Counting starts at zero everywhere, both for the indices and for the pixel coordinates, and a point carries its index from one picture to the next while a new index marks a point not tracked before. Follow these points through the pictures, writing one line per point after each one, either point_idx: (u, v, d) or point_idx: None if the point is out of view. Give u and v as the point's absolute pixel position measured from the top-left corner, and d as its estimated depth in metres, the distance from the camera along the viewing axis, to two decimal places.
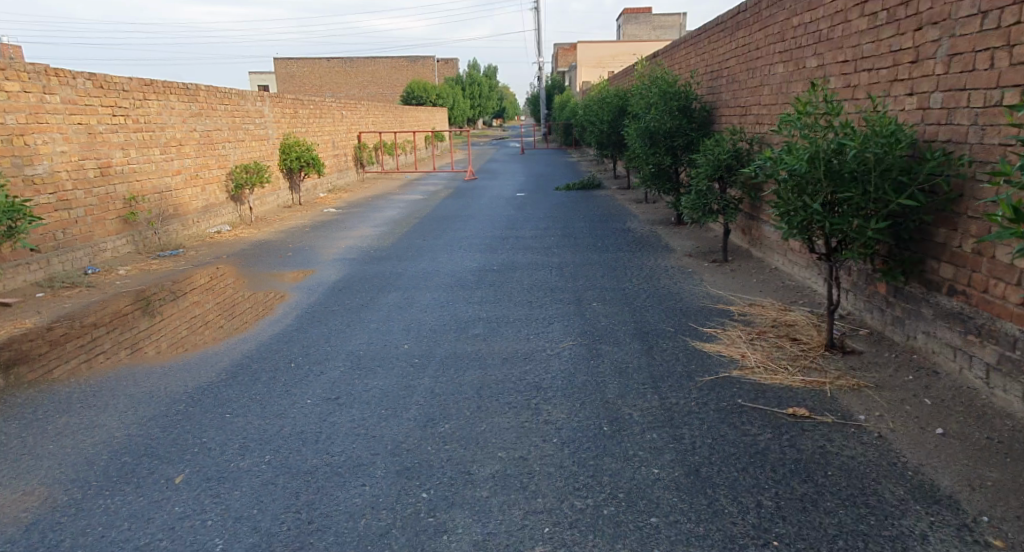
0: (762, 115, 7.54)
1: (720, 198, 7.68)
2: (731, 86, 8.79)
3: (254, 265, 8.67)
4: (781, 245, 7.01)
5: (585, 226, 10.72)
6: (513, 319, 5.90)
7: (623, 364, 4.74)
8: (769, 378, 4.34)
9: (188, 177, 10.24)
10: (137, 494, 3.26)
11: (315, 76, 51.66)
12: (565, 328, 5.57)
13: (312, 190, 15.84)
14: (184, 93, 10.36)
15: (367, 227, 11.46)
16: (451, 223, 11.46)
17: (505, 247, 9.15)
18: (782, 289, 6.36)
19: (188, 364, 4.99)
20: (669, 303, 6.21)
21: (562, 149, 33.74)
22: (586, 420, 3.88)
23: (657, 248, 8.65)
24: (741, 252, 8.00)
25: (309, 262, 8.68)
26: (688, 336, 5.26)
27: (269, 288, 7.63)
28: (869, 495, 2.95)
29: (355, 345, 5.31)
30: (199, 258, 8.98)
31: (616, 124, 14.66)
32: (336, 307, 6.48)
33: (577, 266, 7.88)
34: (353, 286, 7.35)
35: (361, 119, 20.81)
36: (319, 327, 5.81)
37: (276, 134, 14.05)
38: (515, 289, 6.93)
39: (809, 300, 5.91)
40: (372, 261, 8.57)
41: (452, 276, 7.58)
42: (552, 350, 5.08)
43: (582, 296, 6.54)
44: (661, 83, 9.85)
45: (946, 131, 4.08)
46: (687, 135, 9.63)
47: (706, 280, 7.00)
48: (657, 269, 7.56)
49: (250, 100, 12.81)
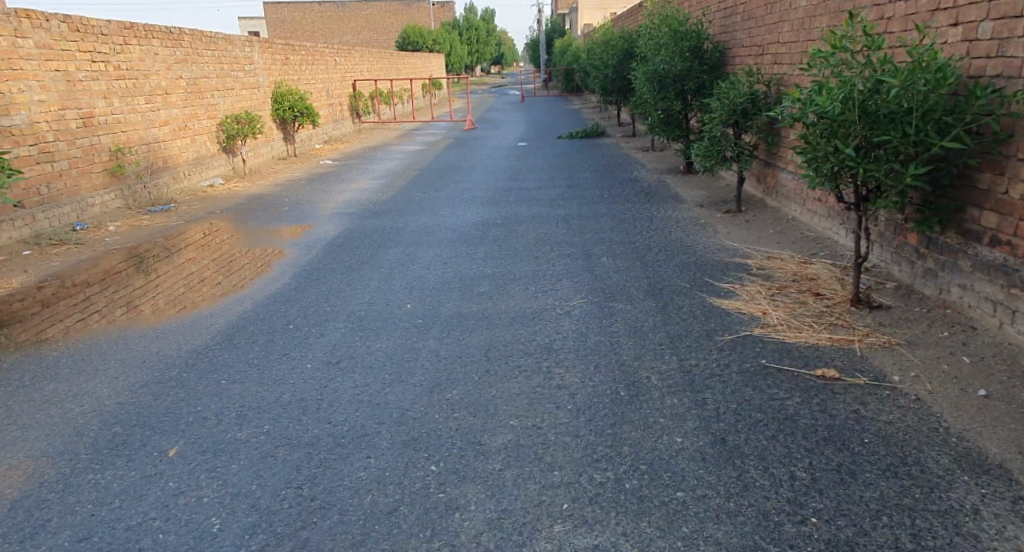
0: (781, 55, 7.14)
1: (735, 144, 7.34)
2: (746, 25, 8.33)
3: (250, 221, 8.37)
4: (799, 194, 6.70)
5: (591, 176, 10.38)
6: (520, 276, 5.65)
7: (637, 323, 4.52)
8: (794, 336, 4.11)
9: (176, 128, 9.85)
10: (128, 468, 3.03)
11: (308, 23, 50.20)
12: (574, 285, 5.33)
13: (308, 141, 15.40)
14: (168, 38, 9.88)
15: (366, 180, 11.10)
16: (452, 175, 11.11)
17: (509, 199, 8.85)
18: (801, 240, 6.09)
19: (181, 326, 4.74)
20: (682, 257, 5.95)
21: (563, 96, 32.93)
22: (602, 385, 3.67)
23: (667, 199, 8.33)
24: (755, 202, 7.69)
25: (307, 217, 8.38)
26: (704, 293, 5.01)
27: (266, 244, 7.35)
28: (912, 465, 2.74)
29: (356, 305, 5.07)
30: (192, 214, 8.66)
31: (621, 68, 14.13)
32: (336, 265, 6.21)
33: (584, 218, 7.58)
34: (353, 242, 7.06)
35: (356, 66, 20.16)
36: (319, 286, 5.56)
37: (268, 82, 13.55)
38: (521, 244, 6.65)
39: (831, 251, 5.64)
40: (372, 216, 8.27)
41: (455, 231, 7.29)
42: (562, 309, 4.85)
43: (591, 251, 6.28)
44: (672, 23, 9.36)
45: (997, 64, 3.75)
46: (698, 78, 9.21)
47: (721, 232, 6.71)
48: (668, 221, 7.28)
49: (238, 46, 12.29)
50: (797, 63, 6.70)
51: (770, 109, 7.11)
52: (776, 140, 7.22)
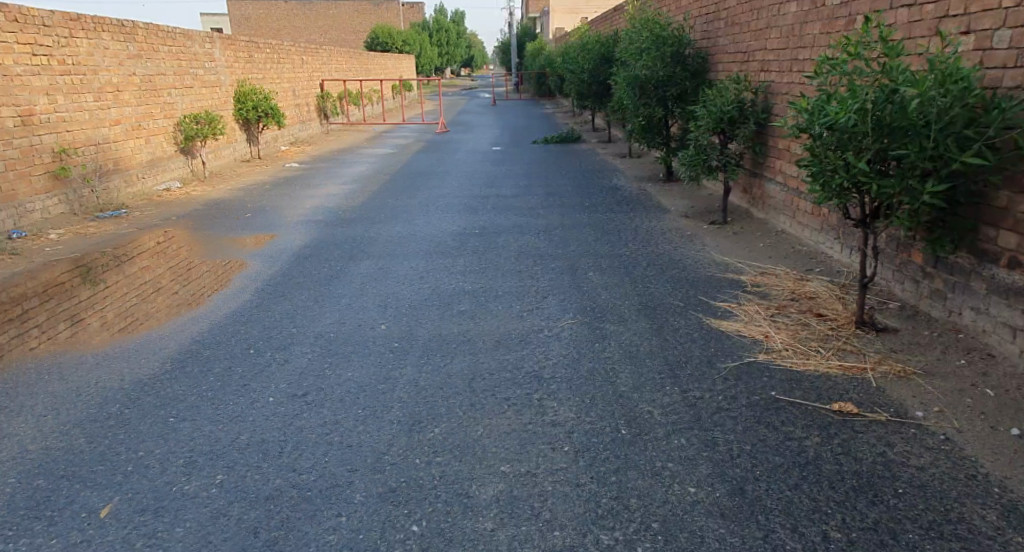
0: (769, 62, 6.90)
1: (721, 153, 7.07)
2: (730, 30, 8.09)
3: (208, 228, 7.83)
4: (789, 205, 6.44)
5: (569, 183, 10.07)
6: (502, 294, 5.27)
7: (632, 347, 4.18)
8: (802, 364, 3.79)
9: (128, 128, 9.27)
10: (49, 535, 2.54)
11: (275, 21, 49.19)
12: (561, 305, 4.97)
13: (272, 143, 14.81)
14: (120, 32, 9.29)
15: (335, 185, 10.60)
16: (425, 180, 10.69)
17: (486, 207, 8.48)
18: (793, 254, 5.84)
19: (126, 351, 4.25)
20: (672, 272, 5.63)
21: (536, 100, 32.68)
22: (599, 422, 3.31)
23: (650, 209, 8.05)
24: (741, 213, 7.43)
25: (271, 225, 7.87)
26: (700, 313, 4.68)
27: (226, 255, 6.83)
28: (956, 523, 2.45)
29: (323, 327, 4.63)
30: (145, 220, 8.09)
31: (597, 73, 13.86)
32: (302, 279, 5.75)
33: (565, 229, 7.25)
34: (321, 253, 6.59)
35: (323, 66, 19.58)
36: (282, 305, 5.09)
37: (229, 81, 12.95)
38: (501, 257, 6.28)
39: (827, 267, 5.37)
40: (341, 224, 7.81)
41: (430, 241, 6.88)
42: (550, 331, 4.49)
43: (576, 265, 5.94)
44: (653, 27, 9.10)
45: (1016, 75, 3.51)
46: (680, 84, 8.95)
47: (709, 245, 6.42)
48: (653, 232, 6.98)
49: (198, 42, 11.70)
50: (786, 71, 6.45)
51: (757, 117, 6.85)
52: (764, 149, 6.97)
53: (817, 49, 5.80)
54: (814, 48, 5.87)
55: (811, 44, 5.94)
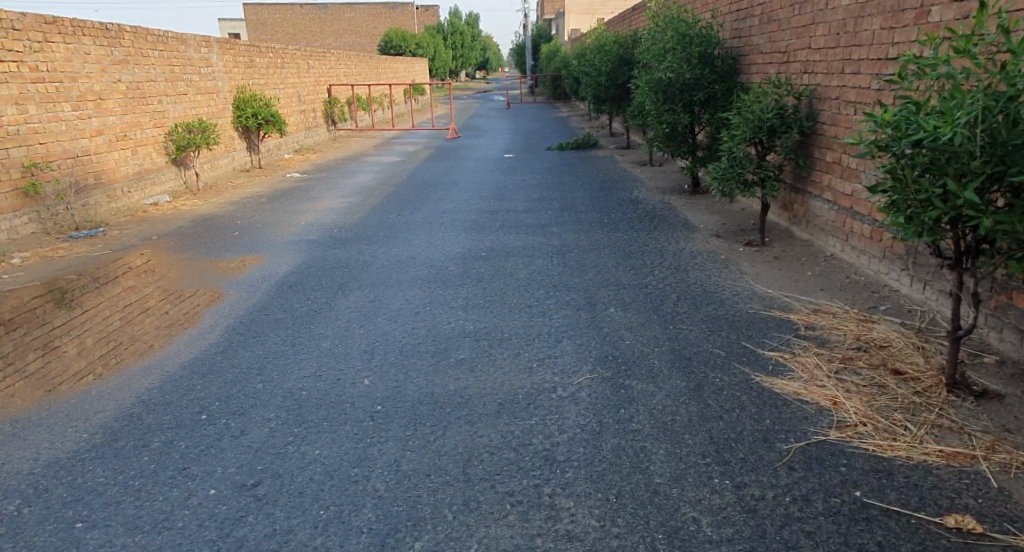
0: (814, 63, 6.08)
1: (759, 166, 6.27)
2: (766, 28, 7.27)
3: (190, 249, 7.13)
4: (839, 227, 5.62)
5: (586, 196, 9.29)
6: (508, 337, 4.51)
7: (666, 416, 3.39)
8: (888, 444, 2.97)
9: (112, 138, 8.62)
10: None
11: (289, 25, 48.89)
12: (578, 354, 4.21)
13: (275, 151, 14.17)
14: (103, 35, 8.65)
15: (335, 198, 9.88)
16: (431, 193, 9.95)
17: (495, 224, 7.72)
18: (849, 286, 5.00)
19: (51, 417, 3.53)
20: (708, 309, 4.82)
21: (550, 103, 31.95)
22: (630, 535, 2.53)
23: (676, 227, 7.24)
24: (780, 233, 6.61)
25: (258, 245, 7.16)
26: (746, 368, 3.86)
27: (202, 281, 6.10)
28: None
29: (294, 383, 3.88)
30: (121, 240, 7.42)
31: (615, 76, 13.10)
32: (280, 315, 5.00)
33: (582, 252, 6.47)
34: (308, 281, 5.84)
35: (331, 70, 18.94)
36: (250, 351, 4.34)
37: (228, 87, 12.31)
38: (508, 287, 5.52)
39: (893, 305, 4.54)
40: (334, 244, 7.07)
41: (430, 267, 6.13)
42: (564, 392, 3.72)
43: (594, 299, 5.16)
44: (679, 25, 8.31)
45: None
46: (709, 88, 8.14)
47: (748, 273, 5.60)
48: (682, 256, 6.18)
49: (192, 47, 11.06)
50: (836, 72, 5.65)
51: (801, 125, 6.04)
52: (808, 161, 6.15)
53: (877, 47, 5.00)
54: (873, 46, 5.06)
55: (868, 42, 5.14)
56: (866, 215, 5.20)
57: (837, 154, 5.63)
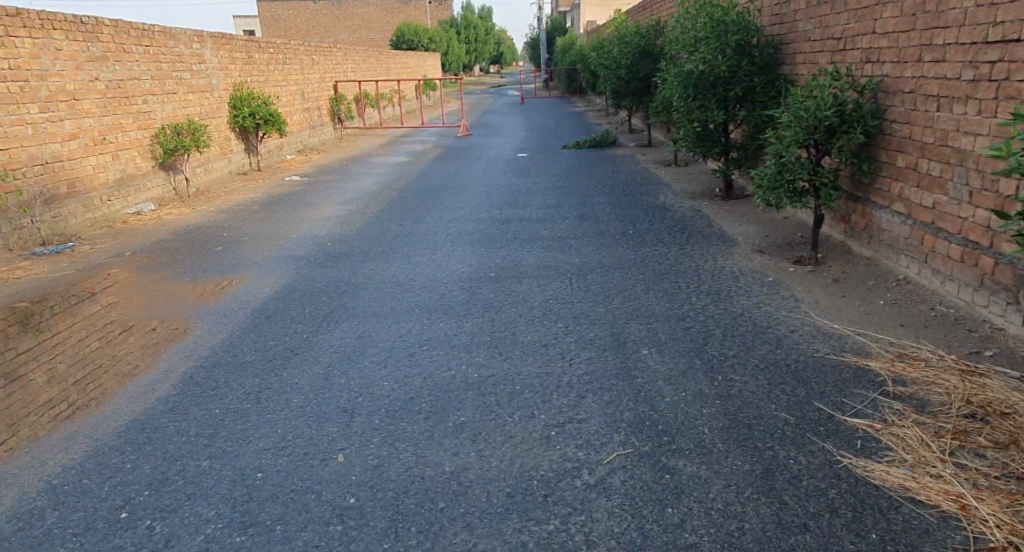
0: (880, 51, 5.15)
1: (813, 172, 5.35)
2: (815, 12, 6.35)
3: (164, 267, 6.34)
4: (915, 245, 4.72)
5: (607, 201, 8.41)
6: (520, 391, 3.67)
7: (730, 521, 2.54)
8: None
9: (90, 142, 7.89)
10: None
11: (301, 21, 48.29)
12: (606, 416, 3.36)
13: (276, 152, 13.41)
14: (77, 29, 7.90)
15: (334, 205, 9.05)
16: (438, 198, 9.12)
17: (506, 237, 6.89)
18: (937, 322, 4.11)
19: None
20: (763, 351, 3.94)
21: (565, 98, 30.97)
22: None
23: (712, 240, 6.36)
24: (836, 249, 5.70)
25: (240, 263, 6.35)
26: (827, 442, 2.99)
27: (168, 308, 5.28)
28: None
29: (250, 460, 3.07)
30: (90, 257, 6.65)
31: (636, 69, 12.17)
32: (248, 357, 4.18)
33: (605, 272, 5.61)
34: (289, 310, 5.00)
35: (338, 65, 18.15)
36: (203, 409, 3.54)
37: (224, 85, 11.55)
38: (520, 319, 4.68)
39: (1001, 351, 3.65)
40: (325, 262, 6.24)
41: (431, 292, 5.29)
42: (591, 477, 2.89)
43: (622, 336, 4.30)
44: (712, 11, 7.37)
45: None
46: (746, 81, 7.21)
47: (806, 301, 4.71)
48: (723, 277, 5.31)
49: (182, 42, 10.30)
50: (911, 61, 4.72)
51: (865, 124, 5.10)
52: (872, 166, 5.23)
53: (970, 29, 4.09)
54: (965, 27, 4.15)
55: (958, 23, 4.22)
56: (954, 232, 4.31)
57: (913, 159, 4.72)
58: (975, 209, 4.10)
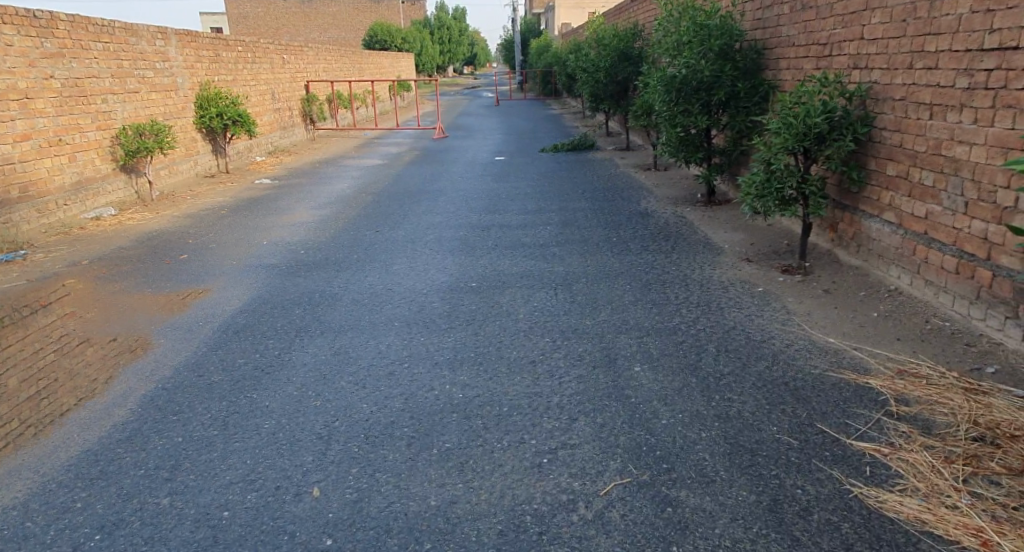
0: (868, 56, 5.02)
1: (802, 180, 5.21)
2: (798, 16, 6.24)
3: (124, 277, 5.99)
4: (907, 255, 4.63)
5: (589, 207, 8.25)
6: (508, 412, 3.46)
7: None
8: None
9: (43, 143, 7.50)
10: None
11: (272, 20, 47.48)
12: (601, 441, 3.17)
13: (245, 154, 13.02)
14: (29, 24, 7.50)
15: (307, 209, 8.75)
16: (414, 203, 8.88)
17: (486, 245, 6.67)
18: (932, 336, 4.01)
19: None
20: (760, 368, 3.79)
21: (541, 100, 30.85)
22: None
23: (698, 248, 6.23)
24: (823, 258, 5.60)
25: (206, 273, 6.03)
26: (834, 469, 2.85)
27: (127, 320, 4.95)
28: None
29: (216, 495, 2.81)
30: (43, 267, 6.27)
31: (614, 72, 12.04)
32: (214, 378, 3.90)
33: (590, 282, 5.44)
34: (259, 325, 4.72)
35: (310, 65, 17.76)
36: (164, 438, 3.26)
37: (190, 84, 11.14)
38: (505, 333, 4.47)
39: (1002, 368, 3.56)
40: (297, 272, 5.96)
41: (410, 304, 5.05)
42: (589, 511, 2.69)
43: (612, 352, 4.12)
44: (694, 14, 7.23)
45: None
46: (729, 86, 7.09)
47: (798, 313, 4.58)
48: (713, 287, 5.16)
49: (145, 39, 9.90)
50: (901, 68, 4.59)
51: (854, 131, 4.95)
52: (861, 175, 5.11)
53: (966, 35, 3.97)
54: (959, 34, 4.03)
55: (951, 29, 4.09)
56: (948, 244, 4.21)
57: (904, 167, 4.61)
58: (971, 220, 4.00)
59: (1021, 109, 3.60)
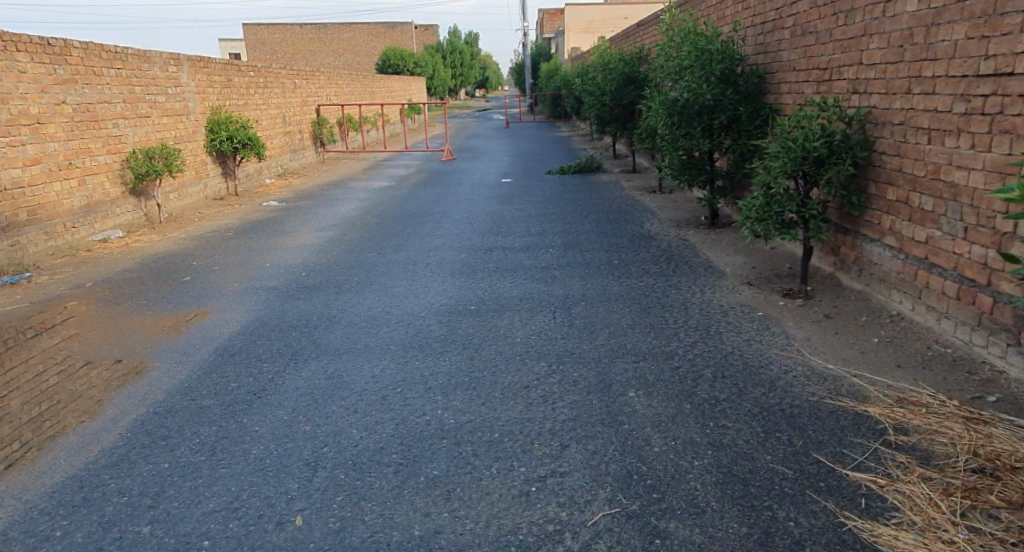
0: (867, 81, 5.00)
1: (802, 205, 5.16)
2: (797, 41, 6.27)
3: (124, 300, 6.02)
4: (908, 280, 4.56)
5: (591, 229, 8.24)
6: (499, 439, 3.42)
7: None
8: None
9: (53, 167, 7.63)
10: None
11: (287, 45, 48.21)
12: (591, 469, 3.12)
13: (254, 176, 13.14)
14: (43, 51, 7.68)
15: (311, 232, 8.78)
16: (417, 225, 8.91)
17: (487, 267, 6.66)
18: (934, 363, 3.93)
19: None
20: (756, 396, 3.72)
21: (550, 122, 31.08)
22: None
23: (699, 271, 6.18)
24: (826, 281, 5.54)
25: (205, 296, 6.04)
26: (829, 501, 2.79)
27: (124, 343, 4.95)
28: None
29: (199, 523, 2.80)
30: (47, 290, 6.31)
31: (620, 95, 12.11)
32: (207, 402, 3.89)
33: (590, 305, 5.41)
34: (255, 348, 4.72)
35: (321, 89, 17.95)
36: (150, 464, 3.25)
37: (201, 108, 11.29)
38: (501, 357, 4.45)
39: (1005, 396, 3.48)
40: (297, 295, 5.96)
41: (406, 327, 5.05)
42: (574, 543, 2.64)
43: (608, 377, 4.08)
44: (696, 39, 7.25)
45: None
46: (731, 110, 7.09)
47: (798, 338, 4.52)
48: (713, 312, 5.11)
49: (157, 65, 10.08)
50: (900, 92, 4.57)
51: (854, 155, 4.92)
52: (862, 199, 5.07)
53: (962, 62, 3.96)
54: (955, 60, 4.02)
55: (947, 55, 4.09)
56: (949, 268, 4.15)
57: (904, 192, 4.57)
58: (971, 246, 3.95)
59: (1018, 136, 3.57)
